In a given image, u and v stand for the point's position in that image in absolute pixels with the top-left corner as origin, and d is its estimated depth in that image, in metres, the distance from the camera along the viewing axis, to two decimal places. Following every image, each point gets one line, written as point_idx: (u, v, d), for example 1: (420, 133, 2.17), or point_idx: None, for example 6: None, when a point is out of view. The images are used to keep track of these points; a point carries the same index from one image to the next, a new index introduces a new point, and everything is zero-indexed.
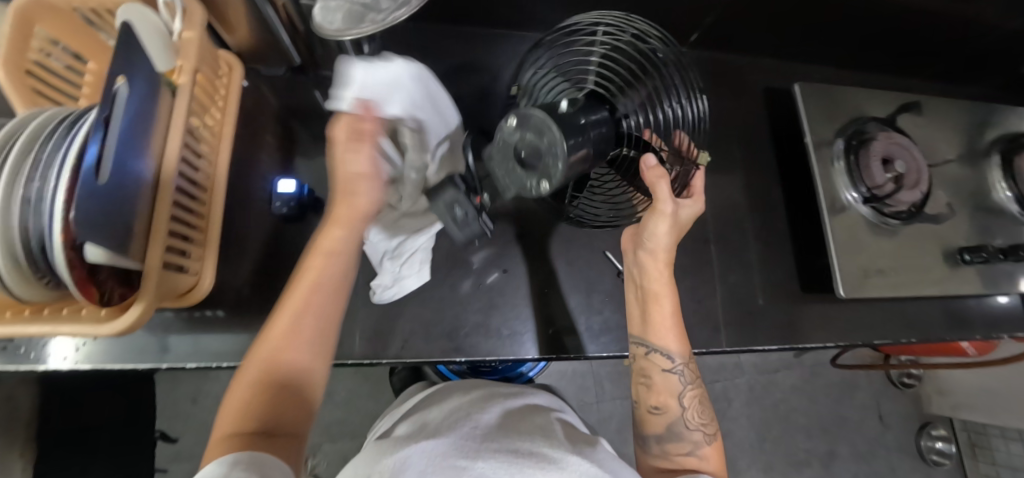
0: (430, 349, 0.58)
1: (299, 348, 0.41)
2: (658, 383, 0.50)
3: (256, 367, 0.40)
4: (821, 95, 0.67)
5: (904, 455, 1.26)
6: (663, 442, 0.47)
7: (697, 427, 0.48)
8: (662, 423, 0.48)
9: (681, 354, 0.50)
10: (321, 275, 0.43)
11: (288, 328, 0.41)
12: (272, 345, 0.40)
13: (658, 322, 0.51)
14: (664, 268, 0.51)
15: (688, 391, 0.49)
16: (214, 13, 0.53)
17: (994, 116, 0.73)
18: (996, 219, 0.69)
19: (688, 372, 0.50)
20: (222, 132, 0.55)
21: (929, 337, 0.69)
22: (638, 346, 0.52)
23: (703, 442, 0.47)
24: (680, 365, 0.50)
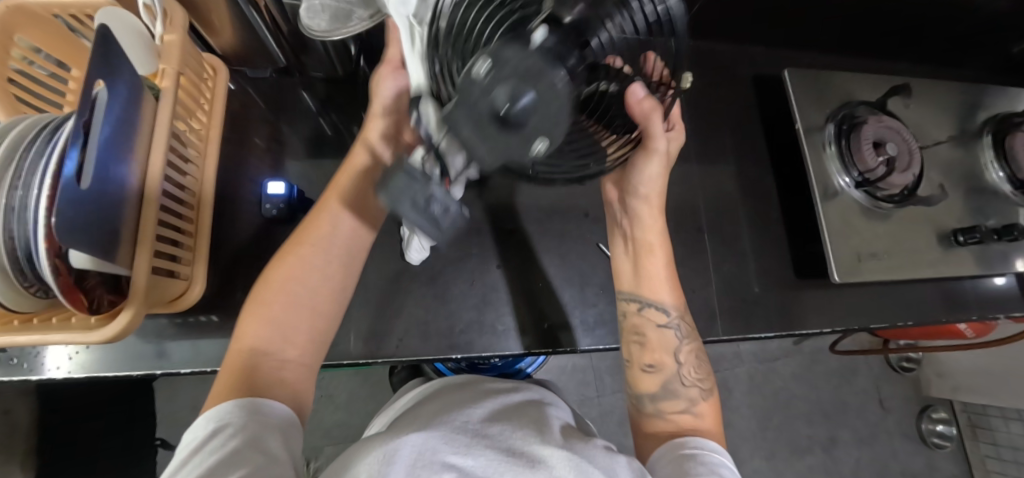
0: (426, 346, 0.58)
1: (299, 300, 0.42)
2: (652, 339, 0.51)
3: (251, 322, 0.40)
4: (811, 79, 0.66)
5: (905, 438, 1.26)
6: (658, 401, 0.49)
7: (692, 385, 0.49)
8: (656, 382, 0.50)
9: (677, 308, 0.52)
10: (333, 218, 0.45)
11: (287, 278, 0.42)
12: (268, 299, 0.41)
13: (649, 274, 0.52)
14: (653, 221, 0.52)
15: (684, 346, 0.51)
16: (196, 16, 0.52)
17: (984, 96, 0.73)
18: (988, 200, 0.68)
19: (684, 328, 0.52)
20: (208, 136, 0.54)
21: (925, 319, 0.69)
22: (631, 302, 0.53)
23: (699, 398, 0.49)
24: (676, 320, 0.52)
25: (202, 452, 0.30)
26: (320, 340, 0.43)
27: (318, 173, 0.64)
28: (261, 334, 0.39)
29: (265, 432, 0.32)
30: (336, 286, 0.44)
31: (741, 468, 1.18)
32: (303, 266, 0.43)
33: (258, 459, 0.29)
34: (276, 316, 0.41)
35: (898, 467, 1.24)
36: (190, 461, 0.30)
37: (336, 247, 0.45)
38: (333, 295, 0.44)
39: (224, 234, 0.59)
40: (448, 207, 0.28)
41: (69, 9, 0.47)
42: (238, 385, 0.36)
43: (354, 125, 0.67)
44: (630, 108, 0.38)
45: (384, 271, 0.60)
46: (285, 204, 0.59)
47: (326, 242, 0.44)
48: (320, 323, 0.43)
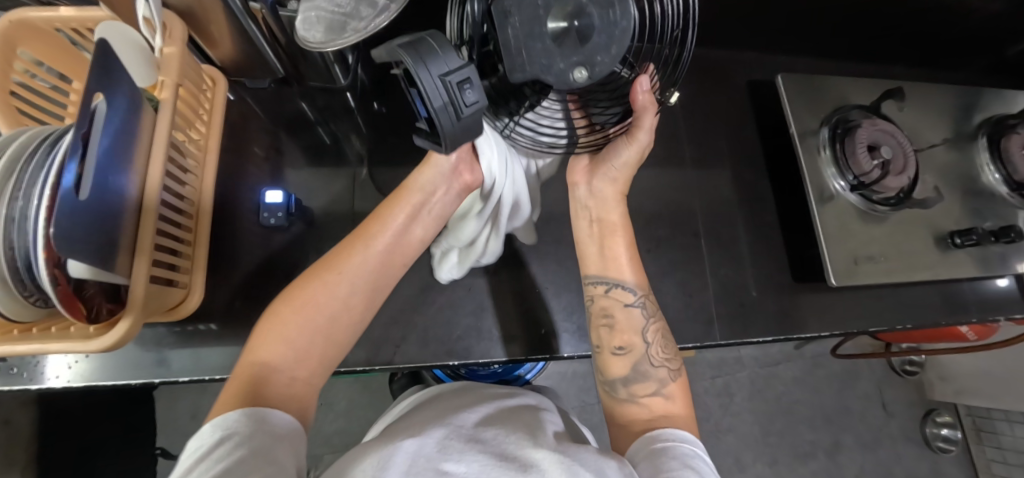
0: (423, 353, 0.58)
1: (321, 325, 0.42)
2: (620, 321, 0.52)
3: (271, 338, 0.40)
4: (804, 84, 0.67)
5: (909, 442, 1.25)
6: (629, 384, 0.50)
7: (661, 365, 0.50)
8: (625, 363, 0.50)
9: (642, 288, 0.53)
10: (370, 250, 0.46)
11: (317, 302, 0.42)
12: (291, 317, 0.41)
13: (612, 255, 0.53)
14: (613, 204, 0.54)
15: (651, 324, 0.52)
16: (195, 28, 0.53)
17: (979, 99, 0.73)
18: (985, 202, 0.69)
19: (649, 305, 0.53)
20: (207, 146, 0.55)
21: (924, 322, 0.69)
22: (597, 285, 0.53)
23: (669, 378, 0.50)
24: (640, 299, 0.53)
25: (208, 460, 0.30)
26: (330, 364, 0.43)
27: (317, 181, 0.65)
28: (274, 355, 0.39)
29: (275, 446, 0.33)
30: (358, 319, 0.45)
31: (744, 474, 1.17)
32: (334, 292, 0.43)
33: (267, 470, 0.30)
34: (295, 336, 0.41)
35: (902, 471, 1.23)
36: (195, 469, 0.30)
37: (368, 279, 0.45)
38: (353, 326, 0.44)
39: (222, 243, 0.60)
40: (476, 98, 0.32)
41: (70, 23, 0.48)
42: (244, 396, 0.36)
43: (351, 135, 0.68)
44: (633, 96, 0.46)
45: None
46: (283, 213, 0.59)
47: (362, 274, 0.45)
48: (334, 348, 0.43)
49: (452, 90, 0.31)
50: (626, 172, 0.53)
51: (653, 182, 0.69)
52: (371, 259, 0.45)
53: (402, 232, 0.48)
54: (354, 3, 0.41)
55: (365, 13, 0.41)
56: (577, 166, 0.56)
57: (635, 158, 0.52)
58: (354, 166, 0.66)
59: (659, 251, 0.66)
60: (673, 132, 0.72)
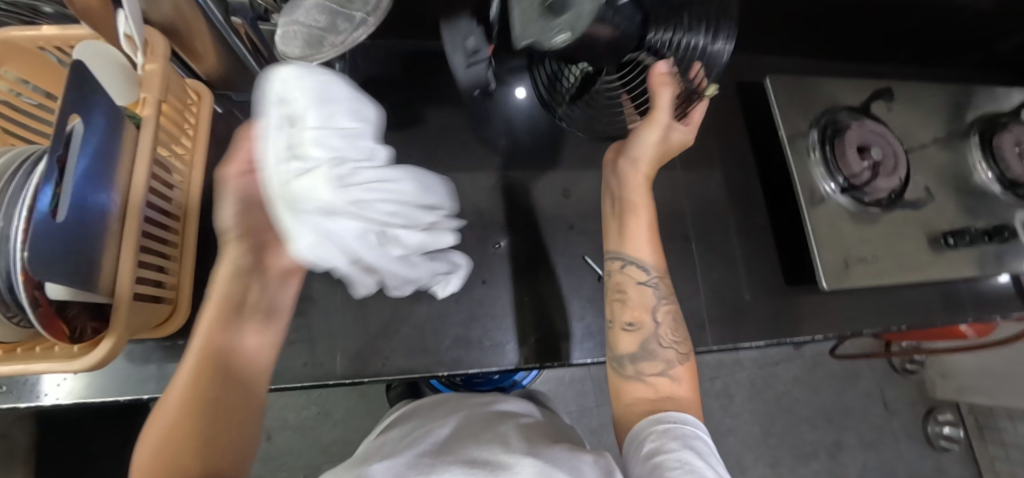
0: (412, 365, 0.58)
1: (195, 448, 0.37)
2: (632, 297, 0.52)
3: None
4: (793, 87, 0.66)
5: (911, 441, 1.24)
6: (637, 361, 0.49)
7: (669, 346, 0.50)
8: (635, 341, 0.50)
9: (658, 270, 0.53)
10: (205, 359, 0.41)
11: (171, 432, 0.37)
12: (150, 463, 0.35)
13: (630, 232, 0.53)
14: (639, 172, 0.54)
15: (663, 306, 0.52)
16: (179, 45, 0.53)
17: (970, 96, 0.72)
18: (978, 201, 0.68)
19: (664, 287, 0.53)
20: (192, 162, 0.55)
21: (920, 323, 0.68)
22: (613, 261, 0.54)
23: (676, 360, 0.49)
24: (654, 281, 0.52)
25: None
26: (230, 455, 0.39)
27: None
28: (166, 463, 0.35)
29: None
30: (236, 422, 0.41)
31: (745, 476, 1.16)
32: (186, 413, 0.38)
33: None
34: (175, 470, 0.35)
35: (906, 470, 1.22)
36: None
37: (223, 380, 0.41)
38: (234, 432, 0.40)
39: (209, 256, 0.59)
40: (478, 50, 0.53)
41: (53, 41, 0.47)
42: None
43: None
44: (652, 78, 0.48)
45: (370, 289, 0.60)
46: None
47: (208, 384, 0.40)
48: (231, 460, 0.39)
49: (467, 59, 0.53)
50: (654, 151, 0.54)
51: None
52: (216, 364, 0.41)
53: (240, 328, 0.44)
54: (330, 16, 0.41)
55: (341, 28, 0.41)
56: (610, 153, 0.59)
57: (659, 144, 0.53)
58: None
59: None
60: None
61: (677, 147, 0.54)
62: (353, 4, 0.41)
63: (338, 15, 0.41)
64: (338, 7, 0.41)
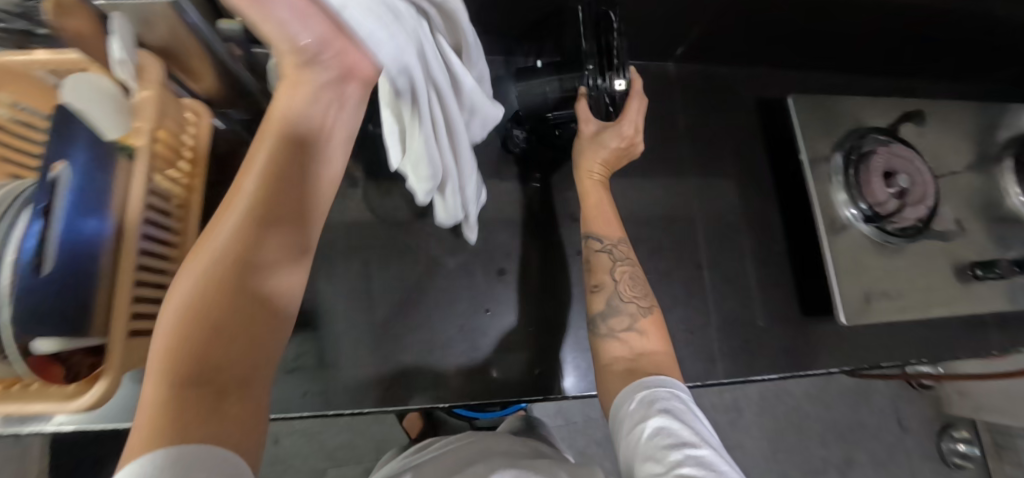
0: (411, 396, 0.57)
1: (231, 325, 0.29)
2: (594, 264, 0.53)
3: (154, 400, 0.26)
4: (816, 107, 0.63)
5: (924, 458, 1.21)
6: (607, 319, 0.49)
7: (630, 300, 0.50)
8: (602, 300, 0.51)
9: (608, 236, 0.54)
10: (235, 223, 0.30)
11: (188, 320, 0.27)
12: (176, 333, 0.27)
13: (596, 212, 0.55)
14: (598, 166, 0.56)
15: (618, 265, 0.52)
16: (179, 68, 0.51)
17: (1004, 116, 0.68)
18: (1009, 229, 0.64)
19: (619, 250, 0.53)
20: (192, 185, 0.54)
21: (945, 357, 0.65)
22: (591, 242, 0.54)
23: (639, 314, 0.49)
24: (609, 245, 0.53)
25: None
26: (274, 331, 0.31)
27: None
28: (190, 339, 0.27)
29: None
30: (268, 317, 0.31)
31: None
32: (208, 296, 0.28)
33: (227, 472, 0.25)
34: (193, 365, 0.27)
35: None
36: None
37: (266, 254, 0.31)
38: (271, 324, 0.31)
39: None
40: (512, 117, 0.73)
41: (48, 65, 0.45)
42: (173, 421, 0.25)
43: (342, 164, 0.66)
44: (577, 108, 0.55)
45: (375, 315, 0.61)
46: None
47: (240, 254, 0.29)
48: (258, 367, 0.30)
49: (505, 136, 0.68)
50: (603, 155, 0.55)
51: (652, 210, 0.67)
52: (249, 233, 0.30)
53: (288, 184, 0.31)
54: None
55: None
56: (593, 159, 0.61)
57: (608, 159, 0.55)
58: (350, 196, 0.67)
59: (661, 284, 0.63)
60: (676, 156, 0.69)
61: (620, 151, 0.55)
62: None
63: None
64: None
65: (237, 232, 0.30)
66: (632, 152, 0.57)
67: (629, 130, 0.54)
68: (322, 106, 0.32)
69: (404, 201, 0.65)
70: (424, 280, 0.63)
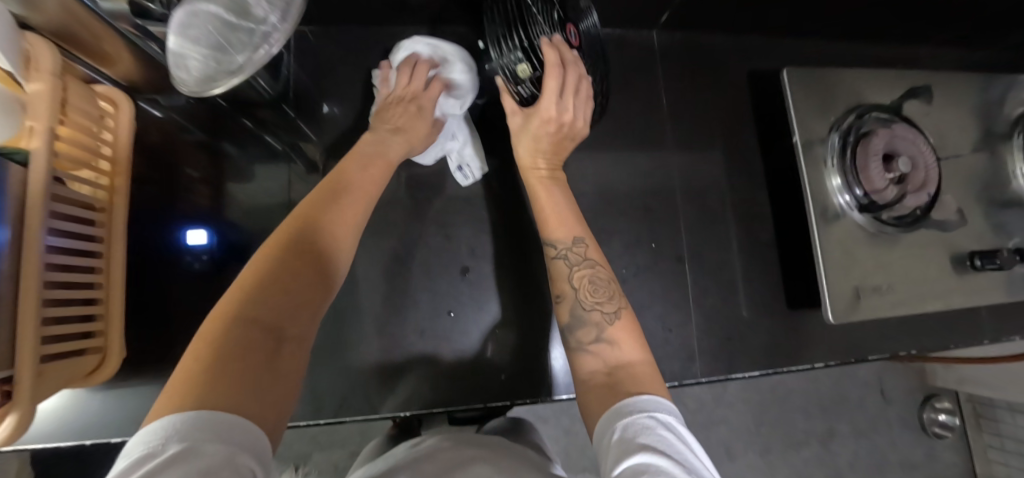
0: (370, 405, 0.53)
1: (297, 284, 0.35)
2: (552, 274, 0.48)
3: (212, 337, 0.30)
4: (813, 81, 0.57)
5: (905, 428, 1.23)
6: (574, 332, 0.44)
7: (592, 308, 0.44)
8: (567, 312, 0.46)
9: (562, 239, 0.47)
10: (304, 219, 0.38)
11: (259, 284, 0.33)
12: (259, 277, 0.34)
13: (543, 216, 0.49)
14: (541, 157, 0.51)
15: (576, 271, 0.46)
16: (81, 48, 0.44)
17: (1017, 90, 0.63)
18: (1012, 214, 0.60)
19: (576, 252, 0.47)
20: (114, 185, 0.49)
21: (933, 348, 0.62)
22: (548, 248, 0.48)
23: (606, 322, 0.43)
24: (564, 250, 0.47)
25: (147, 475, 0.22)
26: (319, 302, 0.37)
27: (262, 216, 0.60)
28: (267, 283, 0.34)
29: (243, 458, 0.25)
30: (317, 298, 0.36)
31: (735, 463, 1.15)
32: (289, 257, 0.36)
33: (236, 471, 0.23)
34: (260, 307, 0.32)
35: (896, 457, 1.21)
36: None
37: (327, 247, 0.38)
38: (321, 294, 0.37)
39: (154, 284, 0.55)
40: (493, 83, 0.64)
41: None
42: (227, 353, 0.29)
43: (303, 143, 0.63)
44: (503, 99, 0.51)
45: (331, 319, 0.56)
46: (207, 256, 0.57)
47: (307, 245, 0.37)
48: (298, 351, 0.33)
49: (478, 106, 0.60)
50: (545, 142, 0.50)
51: (630, 198, 0.62)
52: (315, 233, 0.38)
53: (346, 207, 0.41)
54: (225, 32, 0.33)
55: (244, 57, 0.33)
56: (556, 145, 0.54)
57: (547, 145, 0.50)
58: (305, 187, 0.62)
59: (639, 279, 0.59)
60: (658, 138, 0.63)
61: (568, 137, 0.50)
62: (253, 13, 0.33)
63: (235, 32, 0.33)
64: (236, 20, 0.33)
65: (311, 222, 0.38)
66: (575, 132, 0.50)
67: (563, 114, 0.47)
68: (386, 148, 0.49)
69: None
70: (383, 281, 0.58)
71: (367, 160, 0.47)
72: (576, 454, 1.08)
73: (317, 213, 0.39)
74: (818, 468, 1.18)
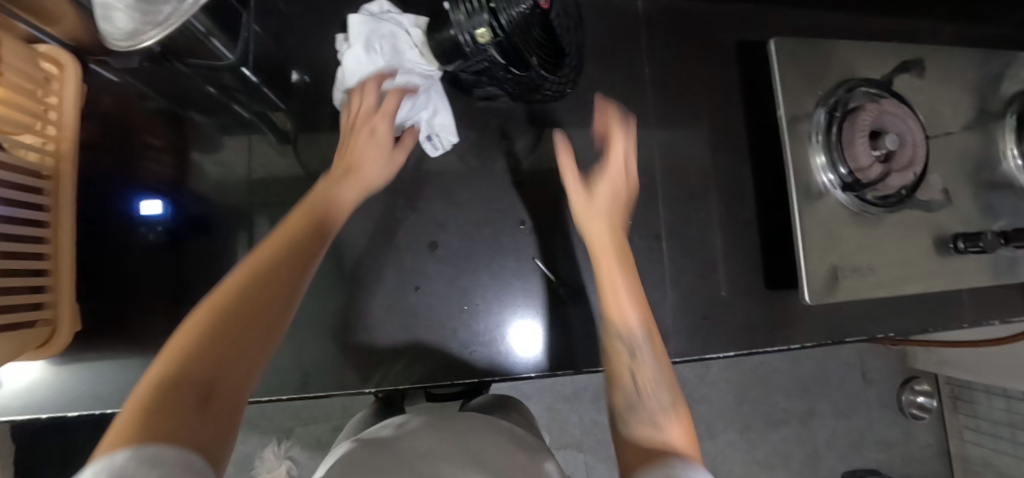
0: (335, 381, 0.53)
1: (252, 327, 0.30)
2: (619, 362, 0.43)
3: (150, 397, 0.25)
4: (802, 52, 0.54)
5: (882, 409, 1.25)
6: (626, 416, 0.38)
7: (648, 392, 0.40)
8: (623, 399, 0.40)
9: (631, 327, 0.44)
10: (260, 259, 0.35)
11: (209, 332, 0.29)
12: (210, 325, 0.29)
13: (613, 298, 0.46)
14: (607, 231, 0.49)
15: (638, 363, 0.42)
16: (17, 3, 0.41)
17: (1012, 66, 0.60)
18: (999, 196, 0.58)
19: (641, 347, 0.43)
20: (60, 151, 0.46)
21: (910, 330, 0.61)
22: (615, 339, 0.44)
23: (665, 403, 0.38)
24: (636, 343, 0.43)
25: None
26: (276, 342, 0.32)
27: (222, 186, 0.57)
28: (219, 330, 0.29)
29: None
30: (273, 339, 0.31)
31: (714, 440, 1.17)
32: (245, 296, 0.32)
33: None
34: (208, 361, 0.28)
35: (873, 437, 1.23)
36: None
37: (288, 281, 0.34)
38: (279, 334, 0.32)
39: (110, 254, 0.53)
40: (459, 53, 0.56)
41: None
42: (167, 414, 0.24)
43: (271, 112, 0.59)
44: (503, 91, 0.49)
45: None
46: (163, 228, 0.54)
47: (263, 284, 0.33)
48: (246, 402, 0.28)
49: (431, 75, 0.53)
50: (603, 218, 0.50)
51: None
52: (271, 273, 0.34)
53: (303, 243, 0.38)
54: None
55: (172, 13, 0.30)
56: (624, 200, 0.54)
57: (614, 206, 0.51)
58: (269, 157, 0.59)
59: None
60: (639, 110, 0.61)
61: (627, 193, 0.52)
62: None
63: None
64: None
65: (269, 260, 0.35)
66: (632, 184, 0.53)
67: (623, 167, 0.52)
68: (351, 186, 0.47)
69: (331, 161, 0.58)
70: (350, 255, 0.56)
71: (331, 197, 0.44)
72: (558, 430, 1.09)
73: (274, 250, 0.36)
74: (795, 446, 1.20)
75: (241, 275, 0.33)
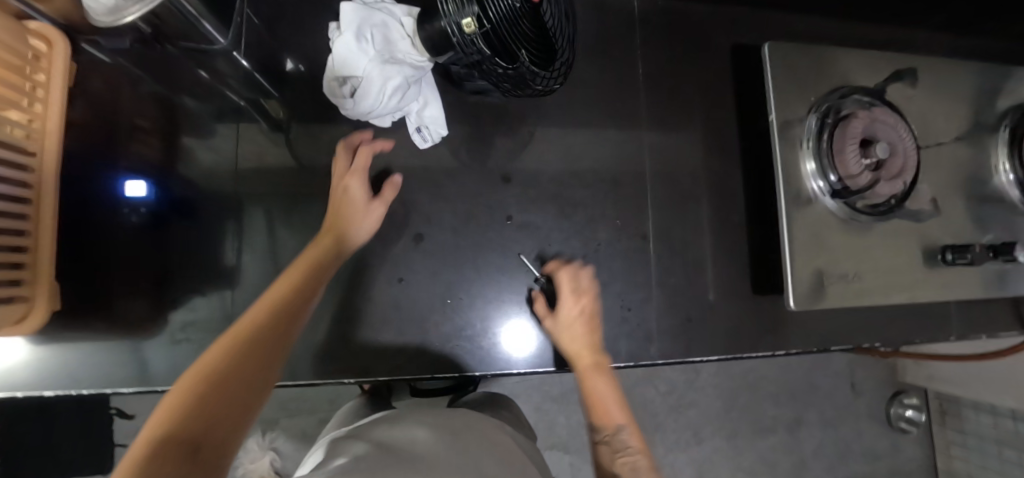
0: (314, 371, 0.52)
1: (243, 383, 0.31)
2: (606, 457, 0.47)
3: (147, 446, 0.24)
4: (796, 57, 0.54)
5: (870, 421, 1.25)
6: None
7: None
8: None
9: (608, 425, 0.48)
10: (254, 324, 0.36)
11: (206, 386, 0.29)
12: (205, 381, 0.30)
13: (597, 409, 0.49)
14: (580, 343, 0.50)
15: (619, 459, 0.47)
16: None
17: (1007, 80, 0.60)
18: (990, 209, 0.58)
19: (620, 442, 0.48)
20: (45, 128, 0.46)
21: (896, 340, 0.61)
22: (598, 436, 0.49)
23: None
24: (611, 436, 0.48)
25: None
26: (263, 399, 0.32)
27: (209, 170, 0.56)
28: (214, 385, 0.30)
29: None
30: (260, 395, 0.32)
31: (701, 446, 1.17)
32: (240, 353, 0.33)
33: None
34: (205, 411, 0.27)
35: (860, 448, 1.23)
36: None
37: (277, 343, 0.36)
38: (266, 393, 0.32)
39: (92, 235, 0.53)
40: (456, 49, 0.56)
41: None
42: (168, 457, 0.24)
43: (264, 99, 0.59)
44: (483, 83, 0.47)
45: None
46: (146, 210, 0.54)
47: (258, 343, 0.34)
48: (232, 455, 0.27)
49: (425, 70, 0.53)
50: (577, 335, 0.51)
51: (599, 172, 0.59)
52: (264, 336, 0.35)
53: (294, 306, 0.40)
54: None
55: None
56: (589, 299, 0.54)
57: (582, 315, 0.52)
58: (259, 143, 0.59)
59: (601, 256, 0.58)
60: (632, 110, 0.61)
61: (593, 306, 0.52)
62: None
63: None
64: None
65: (262, 322, 0.36)
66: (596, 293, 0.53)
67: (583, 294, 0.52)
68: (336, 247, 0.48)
69: (323, 150, 0.58)
70: None
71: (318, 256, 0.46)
72: (545, 430, 1.08)
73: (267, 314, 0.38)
74: (782, 455, 1.20)
75: (231, 337, 0.35)
